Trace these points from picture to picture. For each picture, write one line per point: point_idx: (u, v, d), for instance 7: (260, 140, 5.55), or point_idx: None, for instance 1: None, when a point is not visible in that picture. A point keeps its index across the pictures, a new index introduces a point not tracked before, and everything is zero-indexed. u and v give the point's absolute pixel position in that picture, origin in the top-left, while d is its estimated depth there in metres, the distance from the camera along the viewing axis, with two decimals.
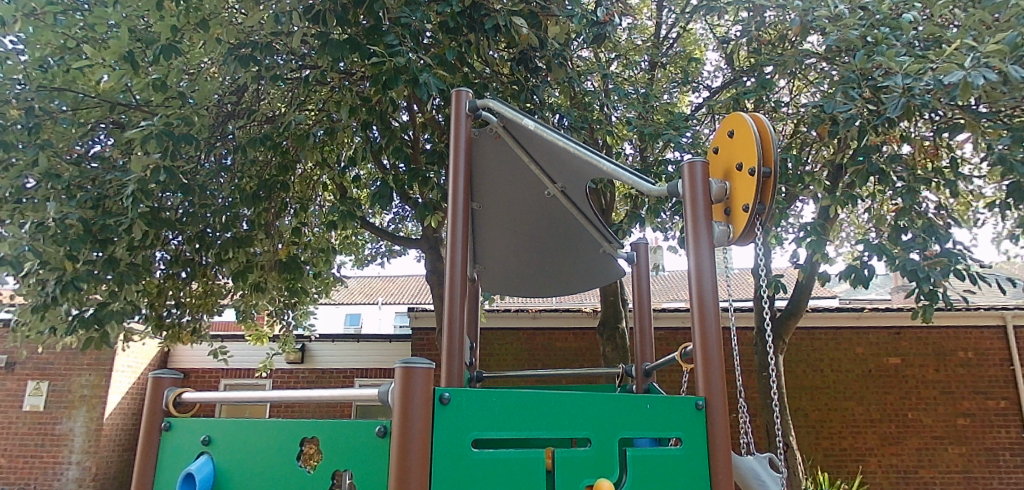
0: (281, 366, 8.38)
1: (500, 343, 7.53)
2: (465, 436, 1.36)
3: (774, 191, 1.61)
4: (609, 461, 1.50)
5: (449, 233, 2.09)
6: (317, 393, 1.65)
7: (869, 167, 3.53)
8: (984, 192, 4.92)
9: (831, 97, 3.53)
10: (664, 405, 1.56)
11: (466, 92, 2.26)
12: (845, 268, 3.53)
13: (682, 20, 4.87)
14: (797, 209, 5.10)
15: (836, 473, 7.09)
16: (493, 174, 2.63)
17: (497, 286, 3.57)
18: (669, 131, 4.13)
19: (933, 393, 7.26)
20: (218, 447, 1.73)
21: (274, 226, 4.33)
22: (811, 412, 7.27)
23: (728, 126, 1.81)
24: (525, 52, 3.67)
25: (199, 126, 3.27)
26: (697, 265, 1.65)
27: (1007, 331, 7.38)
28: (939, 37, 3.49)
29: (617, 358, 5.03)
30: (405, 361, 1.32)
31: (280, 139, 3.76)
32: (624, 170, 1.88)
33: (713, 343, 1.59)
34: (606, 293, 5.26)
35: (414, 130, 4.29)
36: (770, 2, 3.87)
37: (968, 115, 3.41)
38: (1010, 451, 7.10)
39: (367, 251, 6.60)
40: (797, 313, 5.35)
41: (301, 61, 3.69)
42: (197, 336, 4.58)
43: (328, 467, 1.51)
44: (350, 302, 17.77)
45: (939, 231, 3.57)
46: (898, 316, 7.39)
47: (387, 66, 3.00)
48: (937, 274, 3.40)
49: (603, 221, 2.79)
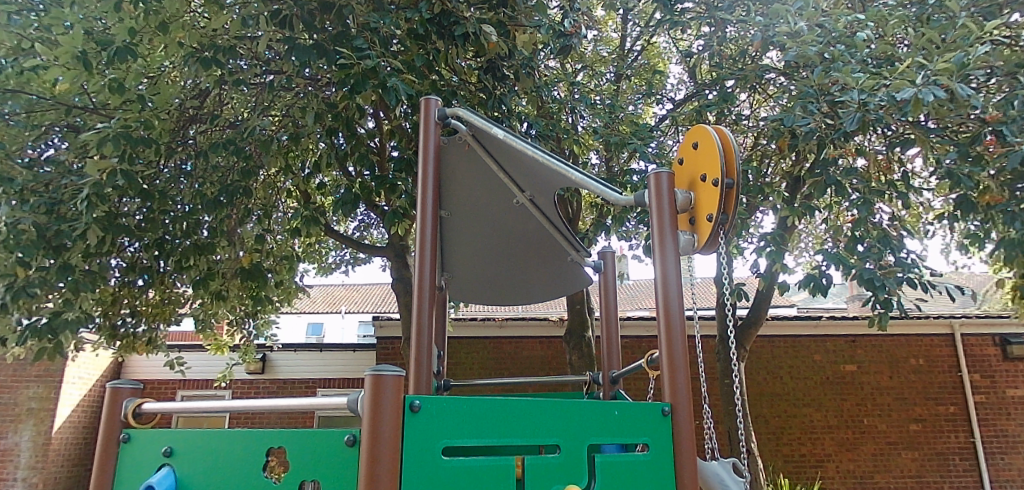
0: (241, 377, 8.19)
1: (466, 351, 7.49)
2: (436, 444, 1.36)
3: (737, 202, 1.65)
4: (577, 468, 1.51)
5: (417, 241, 2.08)
6: (282, 402, 1.61)
7: (827, 179, 3.69)
8: (933, 205, 5.12)
9: (791, 111, 3.64)
10: (631, 412, 1.58)
11: (435, 100, 2.24)
12: (804, 278, 3.67)
13: (647, 33, 5.08)
14: (757, 220, 5.25)
15: (797, 479, 7.24)
16: (462, 181, 2.62)
17: (462, 295, 3.54)
18: (634, 141, 4.24)
19: (887, 398, 7.51)
20: (181, 459, 1.66)
21: (236, 233, 4.20)
22: (771, 418, 7.42)
23: (692, 138, 1.85)
24: (492, 61, 3.70)
25: (159, 130, 3.25)
26: (663, 274, 1.69)
27: (955, 338, 7.68)
28: (891, 55, 3.62)
29: (584, 366, 5.04)
30: (375, 368, 1.31)
31: (244, 144, 3.65)
32: (592, 180, 1.90)
33: (678, 351, 1.63)
34: (573, 302, 5.27)
35: (381, 137, 4.29)
36: (733, 17, 4.06)
37: (919, 130, 3.54)
38: (961, 456, 7.37)
39: (331, 259, 6.55)
40: (758, 321, 5.45)
41: (266, 66, 3.67)
42: (154, 346, 4.46)
43: (294, 478, 1.49)
44: (313, 312, 17.65)
45: (893, 242, 3.69)
46: (853, 324, 7.65)
47: (355, 69, 3.01)
48: (892, 283, 3.50)
49: (570, 229, 2.83)
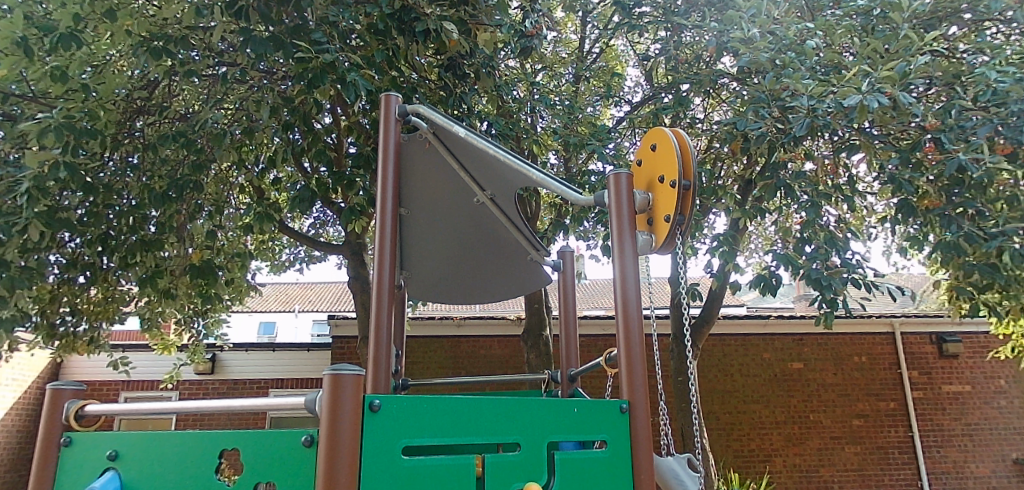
0: (189, 377, 7.93)
1: (424, 351, 7.44)
2: (396, 444, 1.35)
3: (693, 203, 1.69)
4: (537, 465, 1.52)
5: (376, 239, 2.06)
6: (236, 403, 1.57)
7: (777, 182, 3.81)
8: (875, 209, 5.35)
9: (744, 115, 3.75)
10: (590, 409, 1.60)
11: (395, 96, 2.21)
12: (755, 278, 3.79)
13: (606, 35, 5.14)
14: (710, 221, 5.38)
15: (746, 473, 7.46)
16: (422, 178, 2.60)
17: (421, 294, 3.52)
18: (593, 142, 4.31)
19: (831, 394, 7.81)
20: (128, 462, 1.60)
21: (185, 229, 4.06)
22: (722, 415, 7.62)
23: (651, 140, 1.88)
24: (453, 59, 3.71)
25: (105, 121, 3.13)
26: (621, 274, 1.72)
27: (895, 336, 8.05)
28: (838, 63, 3.76)
29: (541, 364, 5.08)
30: (333, 368, 1.29)
31: (195, 137, 3.55)
32: (553, 180, 1.92)
33: (636, 349, 1.66)
34: (531, 301, 5.29)
35: (338, 133, 4.22)
36: (689, 22, 4.16)
37: (863, 137, 3.70)
38: (899, 449, 7.73)
39: (284, 256, 6.40)
40: (711, 320, 5.58)
41: (219, 57, 3.57)
42: (96, 346, 4.28)
43: (249, 480, 1.45)
44: (265, 310, 17.23)
45: (839, 243, 3.82)
46: (800, 323, 7.92)
47: (313, 63, 2.96)
48: (837, 282, 3.65)
49: (530, 229, 2.85)
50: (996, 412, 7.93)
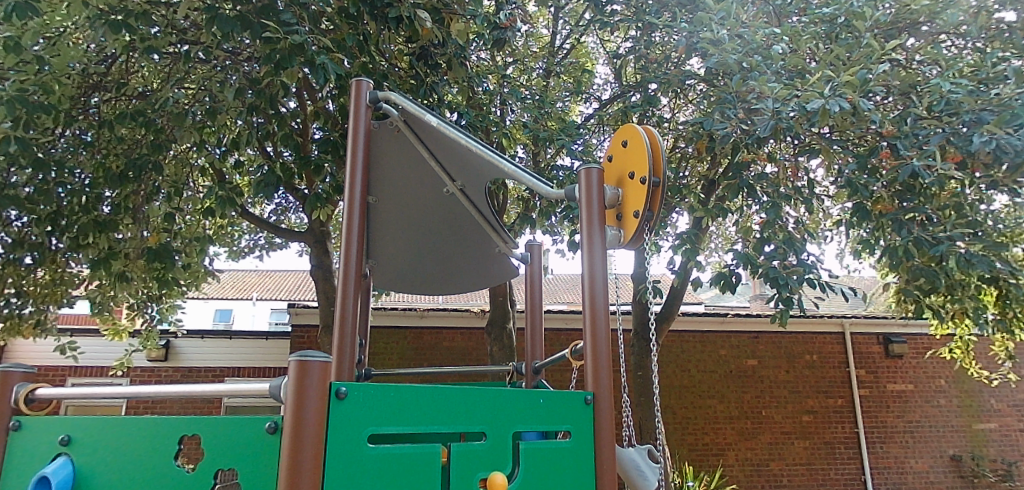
0: (141, 364, 7.70)
1: (386, 341, 7.39)
2: (361, 432, 1.34)
3: (661, 200, 1.72)
4: (501, 455, 1.53)
5: (343, 226, 2.02)
6: (195, 388, 1.53)
7: (740, 182, 3.92)
8: (830, 212, 5.53)
9: (710, 115, 3.82)
10: (555, 400, 1.62)
11: (367, 82, 2.18)
12: (716, 276, 3.88)
13: (576, 32, 5.16)
14: (673, 220, 5.48)
15: (700, 466, 7.64)
16: (391, 166, 2.57)
17: (387, 284, 3.49)
18: (562, 137, 4.34)
19: (784, 391, 8.06)
20: (81, 448, 1.55)
21: (142, 211, 3.92)
22: (679, 410, 7.78)
23: (622, 136, 1.91)
24: (425, 48, 3.69)
25: (59, 96, 3.00)
26: (590, 268, 1.74)
27: (845, 336, 8.33)
28: (802, 69, 3.86)
29: (504, 357, 5.10)
30: (299, 354, 1.27)
31: (155, 116, 3.44)
32: (524, 172, 1.92)
33: (602, 344, 1.69)
34: (496, 294, 5.30)
35: (304, 118, 4.14)
36: (660, 21, 4.21)
37: (822, 142, 3.82)
38: (845, 445, 8.02)
39: (243, 243, 6.26)
40: (671, 316, 5.69)
41: (181, 35, 3.45)
42: (43, 330, 4.11)
43: (209, 467, 1.42)
44: (221, 298, 16.81)
45: (796, 244, 3.92)
46: (756, 322, 8.13)
47: (281, 45, 2.89)
48: (794, 281, 3.75)
49: (498, 218, 2.83)
50: (937, 411, 8.31)
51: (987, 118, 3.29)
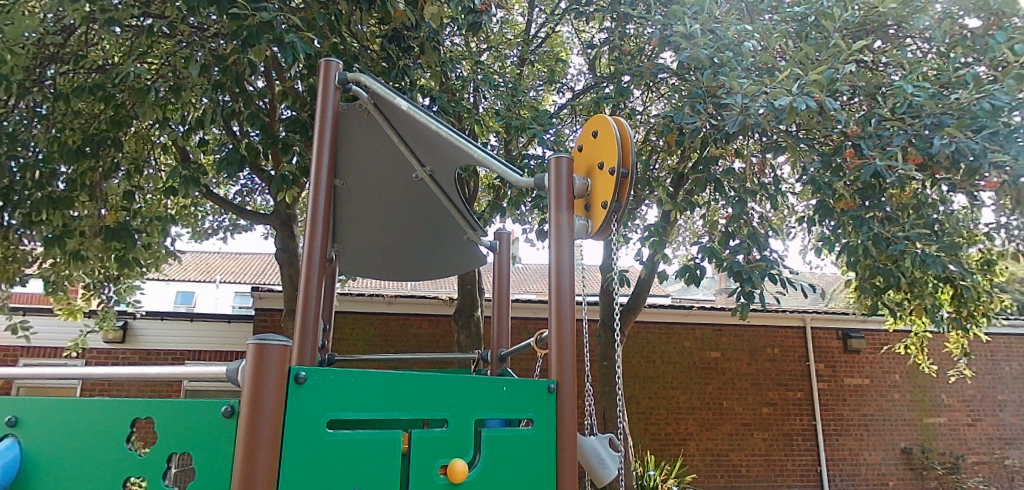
0: (97, 345, 7.49)
1: (352, 327, 7.32)
2: (320, 418, 1.32)
3: (629, 191, 1.73)
4: (463, 442, 1.52)
5: (308, 209, 1.97)
6: (148, 370, 1.50)
7: (708, 176, 3.94)
8: (795, 209, 5.64)
9: (680, 109, 3.86)
10: (518, 388, 1.62)
11: (336, 62, 2.12)
12: (682, 268, 3.92)
13: (551, 21, 5.14)
14: (643, 213, 5.52)
15: (662, 455, 7.77)
16: (360, 148, 2.52)
17: (352, 268, 3.45)
18: (534, 127, 4.35)
19: (745, 383, 8.24)
20: (27, 432, 1.50)
21: (99, 188, 3.79)
22: (643, 400, 7.89)
23: (593, 127, 1.90)
24: (397, 31, 3.65)
25: (12, 66, 2.85)
26: (557, 259, 1.74)
27: (805, 331, 8.55)
28: (771, 66, 3.91)
29: (471, 345, 5.10)
30: (258, 337, 1.25)
31: (115, 91, 3.33)
32: (493, 159, 1.91)
33: (567, 334, 1.69)
34: (464, 282, 5.28)
35: (271, 97, 4.05)
36: (635, 13, 4.23)
37: (789, 139, 3.88)
38: (802, 436, 8.25)
39: (207, 224, 6.12)
40: (637, 307, 5.75)
41: (144, 7, 3.34)
42: None
43: (161, 451, 1.38)
44: (182, 280, 16.41)
45: (760, 240, 4.02)
46: (720, 315, 8.29)
47: (249, 21, 2.80)
48: (757, 276, 3.81)
49: (468, 206, 2.80)
50: (890, 404, 8.60)
51: (947, 121, 3.44)
